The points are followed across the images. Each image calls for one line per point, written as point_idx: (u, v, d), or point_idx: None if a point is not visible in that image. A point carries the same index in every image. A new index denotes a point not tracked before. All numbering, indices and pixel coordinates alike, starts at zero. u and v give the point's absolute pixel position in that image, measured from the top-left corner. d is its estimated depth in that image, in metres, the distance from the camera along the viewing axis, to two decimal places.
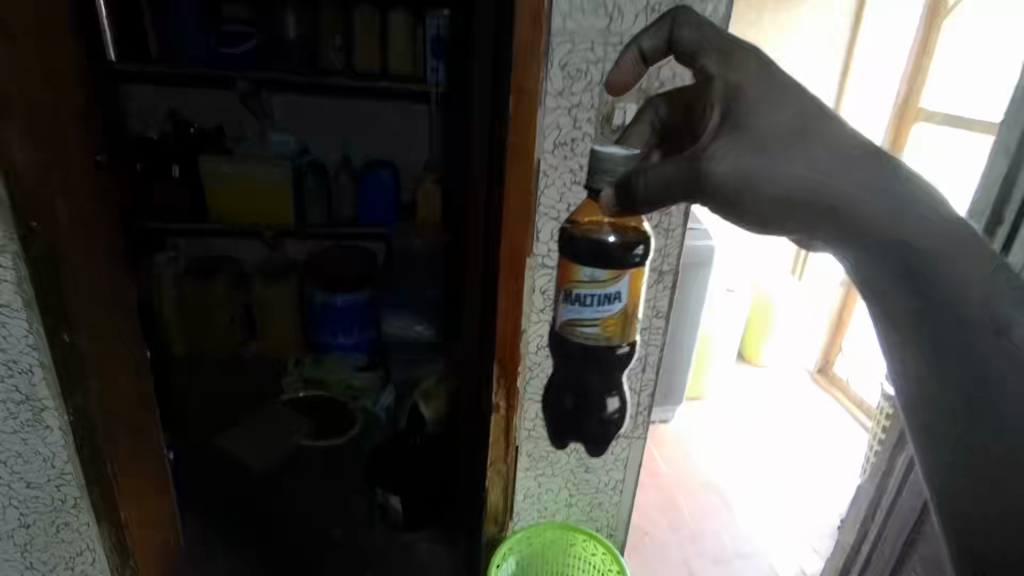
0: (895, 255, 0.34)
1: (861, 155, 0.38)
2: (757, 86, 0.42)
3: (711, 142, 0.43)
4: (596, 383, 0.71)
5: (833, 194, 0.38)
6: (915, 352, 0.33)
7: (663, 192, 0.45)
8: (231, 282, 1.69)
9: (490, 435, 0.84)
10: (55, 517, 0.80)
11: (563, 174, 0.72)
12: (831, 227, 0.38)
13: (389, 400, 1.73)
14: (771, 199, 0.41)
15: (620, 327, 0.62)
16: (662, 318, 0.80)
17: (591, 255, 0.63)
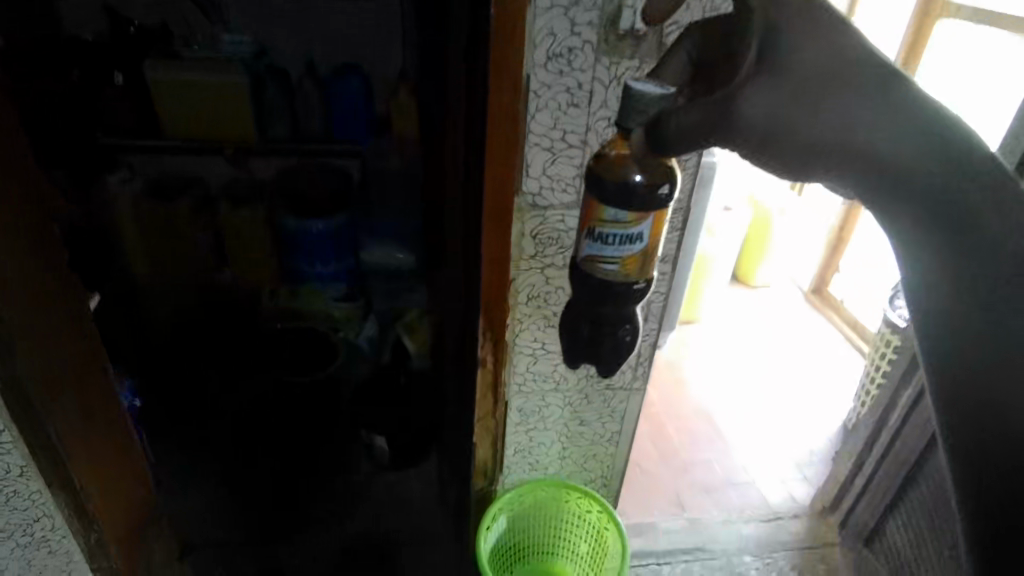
0: (923, 192, 0.39)
1: (901, 99, 0.40)
2: (795, 21, 0.43)
3: (748, 79, 0.44)
4: (604, 311, 0.60)
5: (860, 138, 0.41)
6: (941, 279, 0.37)
7: (684, 142, 0.47)
8: (195, 206, 1.57)
9: (477, 390, 0.76)
10: (1, 485, 0.71)
11: (558, 94, 0.59)
12: (862, 166, 0.41)
13: (372, 331, 1.56)
14: (804, 141, 0.43)
15: (641, 265, 0.56)
16: (670, 262, 0.70)
17: (614, 194, 0.53)
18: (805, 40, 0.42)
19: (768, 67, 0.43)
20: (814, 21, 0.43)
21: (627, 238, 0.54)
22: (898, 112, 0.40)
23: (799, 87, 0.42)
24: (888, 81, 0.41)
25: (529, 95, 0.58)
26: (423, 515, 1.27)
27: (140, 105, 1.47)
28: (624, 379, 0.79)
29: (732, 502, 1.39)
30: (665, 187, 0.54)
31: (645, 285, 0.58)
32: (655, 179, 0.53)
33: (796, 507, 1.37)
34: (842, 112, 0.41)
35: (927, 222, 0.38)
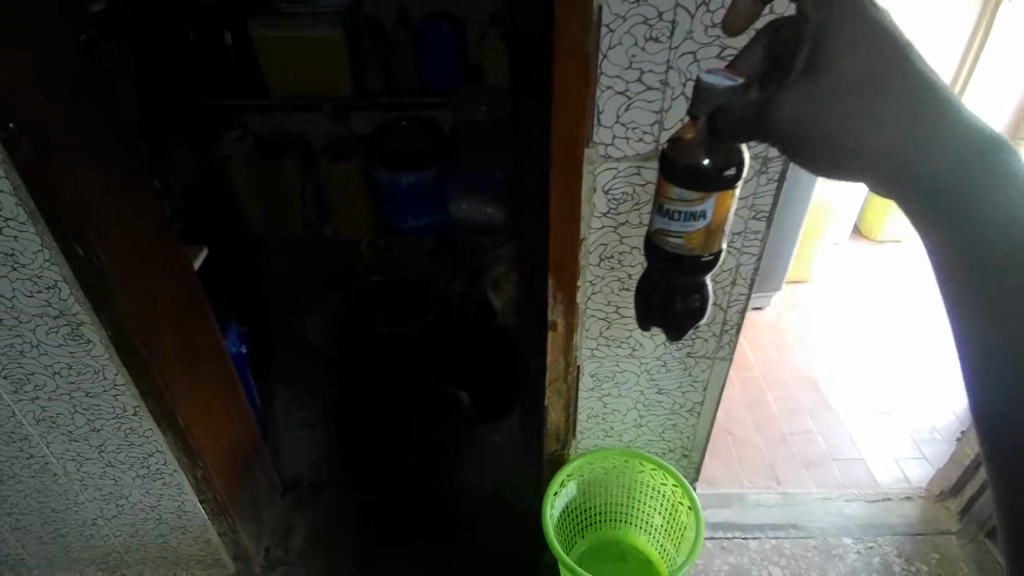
0: (933, 196, 0.43)
1: (915, 102, 0.43)
2: (844, 27, 0.45)
3: (793, 83, 0.48)
4: (677, 281, 0.60)
5: (882, 140, 0.45)
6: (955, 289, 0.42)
7: (738, 135, 0.51)
8: (300, 161, 1.57)
9: (548, 354, 0.74)
10: (121, 423, 0.81)
11: (634, 27, 0.52)
12: (874, 163, 0.46)
13: (463, 285, 1.54)
14: (825, 143, 0.47)
15: (705, 241, 0.56)
16: (764, 220, 0.62)
17: (683, 174, 0.54)
18: (843, 48, 0.45)
19: (810, 70, 0.47)
20: (853, 27, 0.45)
21: (690, 217, 0.55)
22: (921, 118, 0.43)
23: (827, 92, 0.46)
24: (911, 89, 0.44)
25: (600, 30, 0.52)
26: (511, 459, 1.26)
27: (247, 60, 1.47)
28: (707, 347, 0.73)
29: (834, 477, 1.29)
30: (733, 168, 0.53)
31: (713, 258, 0.58)
32: (723, 160, 0.53)
33: (910, 488, 1.24)
34: (869, 121, 0.45)
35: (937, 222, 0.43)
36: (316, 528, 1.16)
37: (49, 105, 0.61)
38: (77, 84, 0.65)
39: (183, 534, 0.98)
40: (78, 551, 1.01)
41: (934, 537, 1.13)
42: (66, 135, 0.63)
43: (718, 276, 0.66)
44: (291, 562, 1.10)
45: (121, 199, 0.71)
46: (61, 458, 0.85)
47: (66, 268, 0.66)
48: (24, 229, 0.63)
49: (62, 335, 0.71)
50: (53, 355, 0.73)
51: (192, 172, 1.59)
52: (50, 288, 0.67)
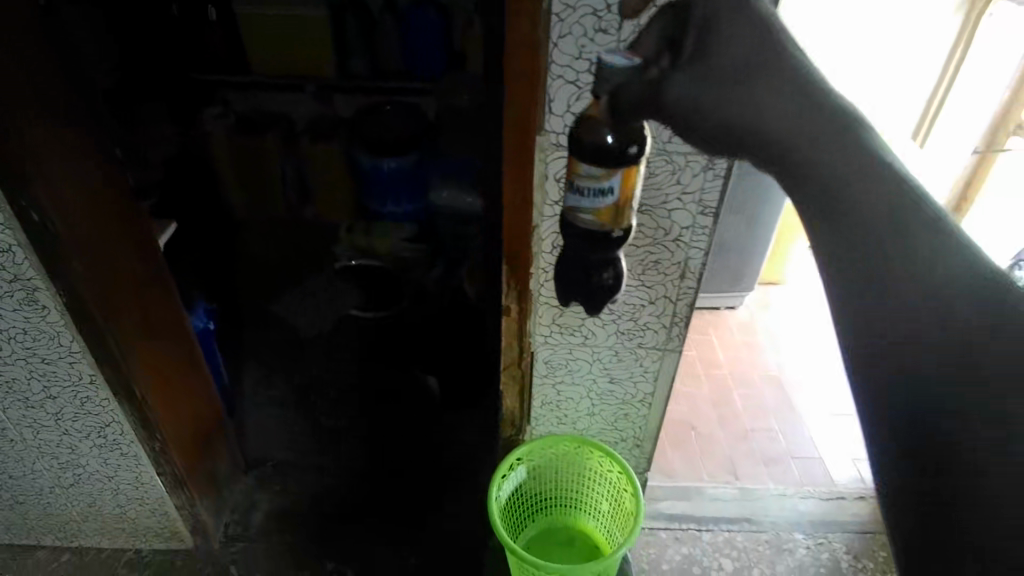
0: (814, 185, 0.47)
1: (798, 100, 0.47)
2: (727, 16, 0.49)
3: (683, 66, 0.51)
4: (591, 256, 0.61)
5: (785, 138, 0.48)
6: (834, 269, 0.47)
7: (636, 111, 0.53)
8: (283, 140, 1.58)
9: (503, 338, 0.75)
10: (77, 392, 0.81)
11: (583, 17, 0.53)
12: (760, 149, 0.50)
13: (439, 271, 1.53)
14: (713, 124, 0.52)
15: (615, 215, 0.57)
16: (711, 215, 0.64)
17: (590, 151, 0.55)
18: (729, 38, 0.48)
19: (700, 56, 0.50)
20: (740, 19, 0.48)
21: (598, 193, 0.56)
22: (820, 128, 0.46)
23: (716, 79, 0.50)
24: (794, 83, 0.47)
25: (550, 19, 0.53)
26: (475, 445, 1.27)
27: (231, 38, 1.47)
28: (657, 339, 0.75)
29: (792, 475, 1.32)
30: (635, 147, 0.55)
31: (624, 235, 0.59)
32: (626, 137, 0.55)
33: (864, 488, 1.27)
34: (768, 111, 0.48)
35: (828, 234, 0.46)
36: (277, 506, 1.17)
37: (14, 70, 0.62)
38: (39, 52, 0.65)
39: (141, 506, 0.99)
40: (35, 519, 1.01)
41: (883, 535, 1.16)
42: (27, 100, 0.63)
43: (668, 269, 0.68)
44: (250, 539, 1.11)
45: (85, 164, 0.72)
46: (17, 424, 0.85)
47: (20, 233, 0.66)
48: None
49: (18, 300, 0.72)
50: (9, 319, 0.73)
51: (173, 146, 1.57)
52: (4, 252, 0.68)
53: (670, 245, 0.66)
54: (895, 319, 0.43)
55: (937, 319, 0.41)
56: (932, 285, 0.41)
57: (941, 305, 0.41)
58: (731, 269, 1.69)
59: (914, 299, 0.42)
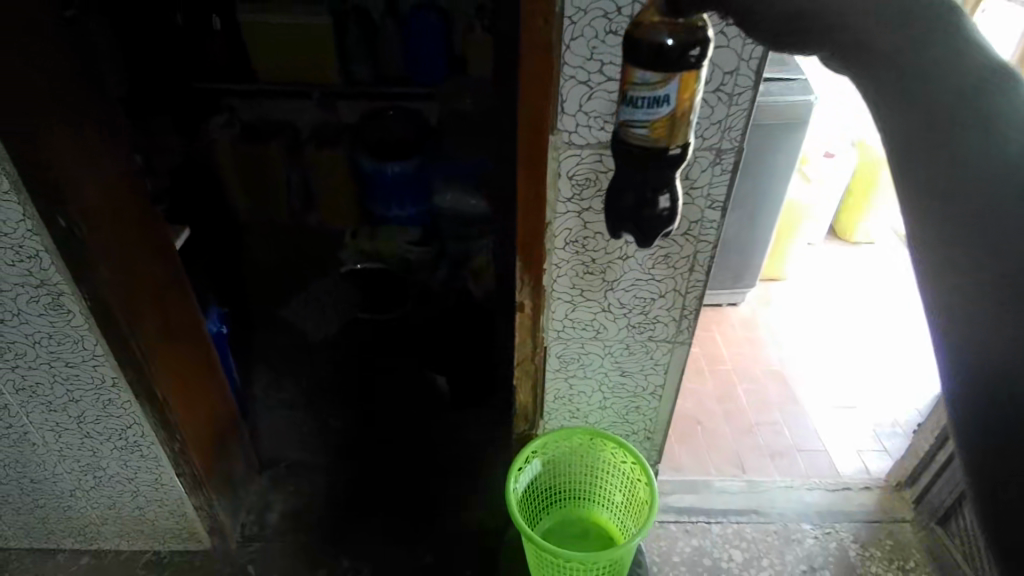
0: (886, 78, 0.38)
1: None
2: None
3: None
4: (641, 174, 0.58)
5: (856, 25, 0.40)
6: (906, 179, 0.37)
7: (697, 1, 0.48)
8: (286, 148, 1.58)
9: (516, 334, 0.77)
10: (99, 394, 0.83)
11: (594, 21, 0.55)
12: (826, 44, 0.42)
13: (444, 273, 1.54)
14: (780, 12, 0.44)
15: (671, 130, 0.54)
16: (719, 209, 0.68)
17: (647, 56, 0.52)
18: None
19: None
20: None
21: (653, 102, 0.53)
22: (907, 15, 0.38)
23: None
24: None
25: (563, 23, 0.55)
26: (484, 443, 1.29)
27: (232, 46, 1.48)
28: (667, 331, 0.78)
29: (797, 468, 1.34)
30: (697, 49, 0.52)
31: (681, 151, 0.56)
32: (687, 37, 0.51)
33: (869, 479, 1.29)
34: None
35: (914, 132, 0.37)
36: (293, 506, 1.18)
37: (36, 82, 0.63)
38: (53, 63, 0.65)
39: (160, 507, 1.01)
40: (55, 522, 1.03)
41: (888, 524, 1.18)
42: (49, 110, 0.65)
43: (677, 263, 0.72)
44: (266, 538, 1.13)
45: (107, 173, 0.74)
46: (40, 428, 0.87)
47: (47, 238, 0.68)
48: (7, 199, 0.65)
49: (44, 304, 0.73)
50: (34, 324, 0.75)
51: (178, 155, 1.59)
52: (31, 258, 0.70)
53: (680, 239, 0.70)
54: (997, 237, 0.33)
55: None
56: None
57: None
58: (732, 267, 1.72)
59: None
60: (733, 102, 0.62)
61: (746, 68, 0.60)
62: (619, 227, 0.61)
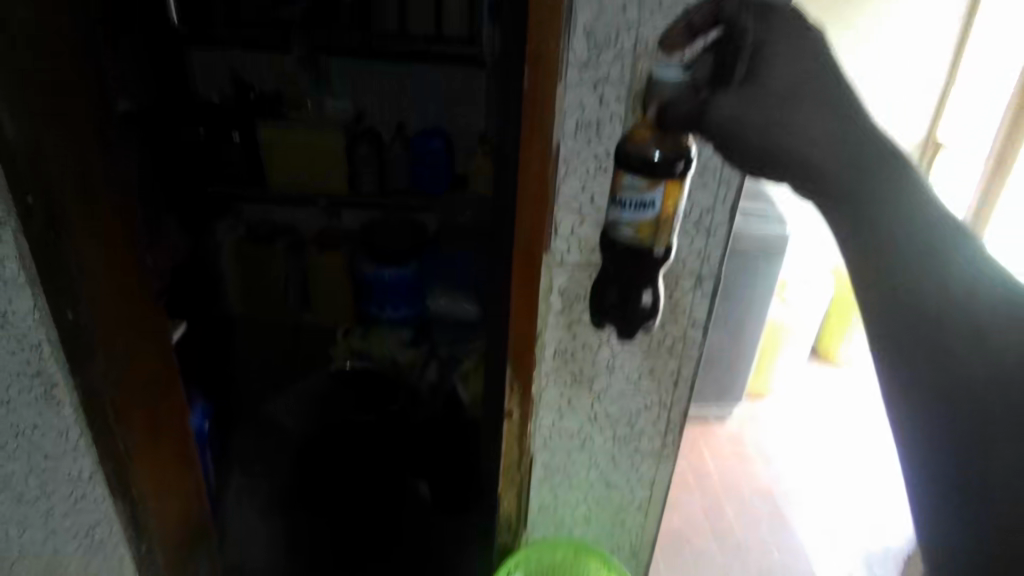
0: (849, 206, 0.47)
1: (836, 124, 0.49)
2: (780, 41, 0.52)
3: (731, 90, 0.53)
4: (627, 273, 0.66)
5: (820, 164, 0.50)
6: (868, 289, 0.46)
7: (680, 124, 0.56)
8: (290, 247, 1.66)
9: (502, 445, 0.78)
10: (73, 489, 0.81)
11: (586, 161, 0.65)
12: (796, 176, 0.52)
13: (433, 377, 1.50)
14: (757, 149, 0.53)
15: (654, 232, 0.62)
16: (701, 328, 0.74)
17: (636, 163, 0.60)
18: (780, 62, 0.51)
19: (750, 79, 0.52)
20: (800, 46, 0.51)
21: (641, 205, 0.60)
22: (859, 154, 0.48)
23: (763, 100, 0.52)
24: (841, 109, 0.50)
25: (558, 162, 0.65)
26: (458, 556, 1.25)
27: (250, 158, 1.54)
28: (653, 445, 0.80)
29: None
30: (682, 163, 0.60)
31: (664, 252, 0.64)
32: (672, 153, 0.60)
33: None
34: (807, 135, 0.50)
35: (863, 251, 0.46)
36: None
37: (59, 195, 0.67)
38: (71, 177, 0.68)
39: None
40: None
41: None
42: (73, 220, 0.69)
43: (663, 377, 0.76)
44: None
45: (118, 274, 0.77)
46: (6, 523, 0.84)
47: (51, 328, 0.72)
48: (20, 291, 0.70)
49: (34, 395, 0.75)
50: (20, 415, 0.76)
51: None
52: (32, 348, 0.73)
53: (664, 353, 0.75)
54: (930, 342, 0.43)
55: (976, 339, 0.41)
56: (967, 312, 0.42)
57: (983, 336, 0.41)
58: (714, 383, 1.76)
59: (952, 322, 0.42)
60: (712, 236, 0.69)
61: (721, 208, 0.68)
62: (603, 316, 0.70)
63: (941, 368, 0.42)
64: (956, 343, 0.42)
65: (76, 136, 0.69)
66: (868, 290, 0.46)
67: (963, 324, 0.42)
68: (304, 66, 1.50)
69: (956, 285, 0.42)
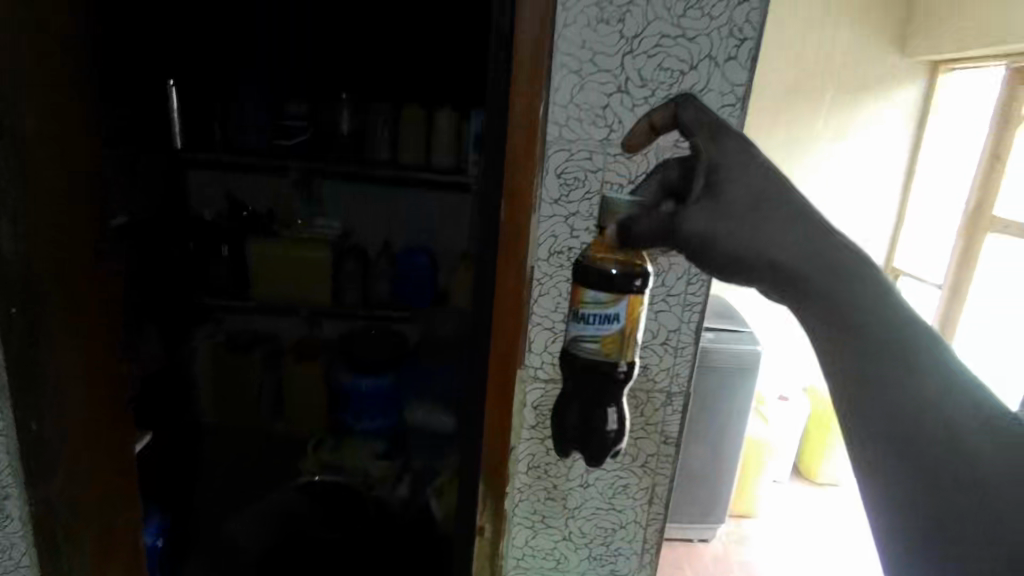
0: (819, 308, 0.46)
1: (803, 230, 0.51)
2: (734, 161, 0.56)
3: (694, 203, 0.57)
4: (592, 394, 0.67)
5: (791, 268, 0.49)
6: (844, 398, 0.44)
7: (649, 241, 0.60)
8: (268, 356, 1.66)
9: (474, 562, 0.79)
10: None
11: (558, 284, 0.70)
12: (767, 279, 0.52)
13: (404, 492, 1.45)
14: (725, 255, 0.54)
15: (619, 345, 0.63)
16: (673, 444, 0.75)
17: (597, 280, 0.63)
18: (735, 177, 0.55)
19: (712, 195, 0.56)
20: (748, 162, 0.55)
21: (606, 319, 0.63)
22: (826, 256, 0.48)
23: (725, 210, 0.54)
24: (803, 218, 0.51)
25: (532, 284, 0.70)
26: None
27: (236, 272, 1.59)
28: (629, 565, 0.80)
29: None
30: (640, 279, 0.63)
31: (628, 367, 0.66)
32: (630, 271, 0.63)
33: None
34: (772, 241, 0.51)
35: (838, 353, 0.44)
36: None
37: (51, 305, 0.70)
38: (62, 288, 0.71)
39: None
40: None
41: None
42: (58, 331, 0.71)
43: (638, 494, 0.76)
44: None
45: (89, 390, 0.76)
46: None
47: (12, 442, 0.70)
48: None
49: None
50: None
51: None
52: None
53: (638, 470, 0.76)
54: (924, 465, 0.39)
55: (967, 455, 0.37)
56: (954, 422, 0.38)
57: (966, 451, 0.38)
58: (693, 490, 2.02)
59: (932, 431, 0.39)
60: (680, 354, 0.72)
61: (687, 327, 0.71)
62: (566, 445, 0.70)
63: (927, 483, 0.38)
64: (946, 460, 0.38)
65: (72, 250, 0.72)
66: (847, 400, 0.43)
67: (948, 437, 0.38)
68: (298, 188, 1.56)
69: (942, 397, 0.39)
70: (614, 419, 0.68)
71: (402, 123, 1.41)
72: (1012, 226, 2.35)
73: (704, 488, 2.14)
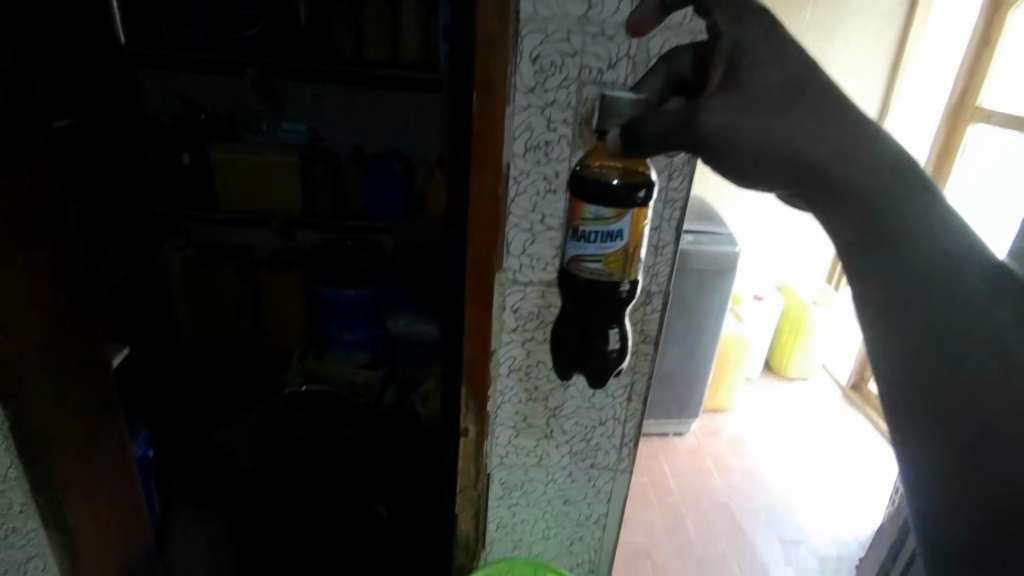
0: (860, 214, 0.40)
1: (838, 126, 0.42)
2: (761, 46, 0.45)
3: (713, 94, 0.47)
4: (593, 312, 0.67)
5: (824, 162, 0.42)
6: (866, 292, 0.39)
7: (665, 140, 0.50)
8: (240, 272, 1.60)
9: (460, 462, 0.81)
10: None
11: (535, 182, 0.67)
12: (799, 183, 0.44)
13: (391, 400, 1.47)
14: (756, 153, 0.45)
15: (621, 264, 0.64)
16: (651, 342, 0.76)
17: (598, 194, 0.61)
18: (762, 66, 0.45)
19: (733, 84, 0.46)
20: (778, 51, 0.45)
21: (608, 236, 0.62)
22: (860, 147, 0.41)
23: (756, 103, 0.44)
24: (850, 118, 0.42)
25: (509, 181, 0.67)
26: None
27: (201, 182, 1.47)
28: (608, 459, 0.83)
29: None
30: (643, 191, 0.62)
31: (630, 285, 0.66)
32: (633, 181, 0.62)
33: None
34: (802, 135, 0.43)
35: (862, 248, 0.40)
36: None
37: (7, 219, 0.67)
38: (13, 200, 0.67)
39: None
40: None
41: None
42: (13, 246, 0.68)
43: (616, 392, 0.78)
44: None
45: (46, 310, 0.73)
46: None
47: None
48: None
49: None
50: None
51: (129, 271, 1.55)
52: None
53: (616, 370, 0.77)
54: (943, 372, 0.35)
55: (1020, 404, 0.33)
56: (986, 306, 0.35)
57: (999, 332, 0.34)
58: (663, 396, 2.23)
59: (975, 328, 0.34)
60: (660, 254, 0.71)
61: (668, 225, 0.70)
62: (567, 367, 0.72)
63: (937, 344, 0.35)
64: (983, 384, 0.34)
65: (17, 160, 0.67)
66: (878, 312, 0.38)
67: (987, 330, 0.34)
68: (259, 90, 1.47)
69: (993, 312, 0.34)
70: (615, 340, 0.69)
71: (365, 13, 1.27)
72: (993, 117, 2.27)
73: (681, 387, 2.23)
